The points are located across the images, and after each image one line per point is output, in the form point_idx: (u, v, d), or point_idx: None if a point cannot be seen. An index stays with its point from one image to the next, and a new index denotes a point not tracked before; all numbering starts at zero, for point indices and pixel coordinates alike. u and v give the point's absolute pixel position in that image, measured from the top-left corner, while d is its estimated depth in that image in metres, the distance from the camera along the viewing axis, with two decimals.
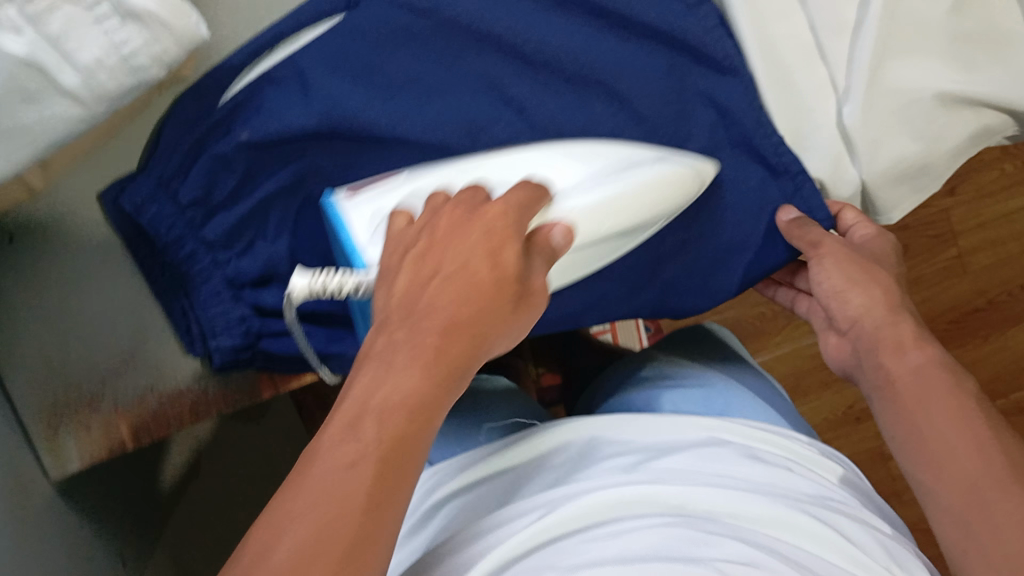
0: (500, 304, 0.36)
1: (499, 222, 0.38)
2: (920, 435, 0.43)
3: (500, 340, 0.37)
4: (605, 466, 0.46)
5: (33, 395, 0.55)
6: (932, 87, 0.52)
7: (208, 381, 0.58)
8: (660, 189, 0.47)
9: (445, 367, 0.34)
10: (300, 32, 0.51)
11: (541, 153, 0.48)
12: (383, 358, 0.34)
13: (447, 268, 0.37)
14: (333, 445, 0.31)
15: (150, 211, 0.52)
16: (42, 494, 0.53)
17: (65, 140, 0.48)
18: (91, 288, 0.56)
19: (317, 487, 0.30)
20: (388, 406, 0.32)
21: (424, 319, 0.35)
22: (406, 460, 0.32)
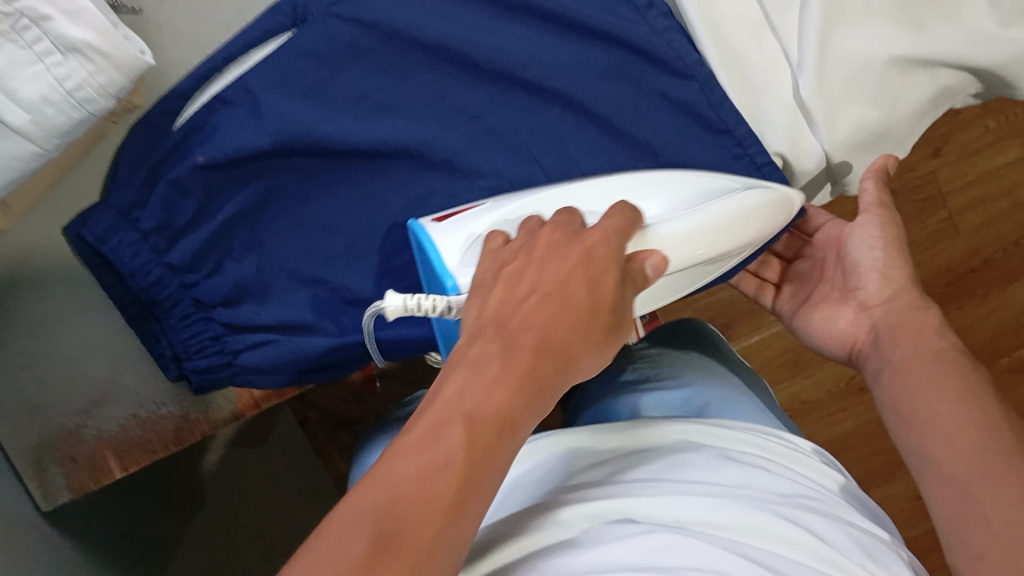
0: (593, 327, 0.36)
1: (599, 248, 0.38)
2: (923, 416, 0.43)
3: (591, 365, 0.37)
4: (582, 478, 0.44)
5: (16, 434, 0.54)
6: (885, 54, 0.50)
7: (189, 405, 0.58)
8: (758, 222, 0.46)
9: (536, 383, 0.34)
10: (249, 52, 0.50)
11: (623, 184, 0.48)
12: (478, 365, 0.33)
13: (542, 289, 0.36)
14: (418, 446, 0.30)
15: (114, 241, 0.50)
16: (33, 529, 0.53)
17: (20, 179, 0.48)
18: (63, 323, 0.55)
19: (399, 484, 0.29)
20: (477, 414, 0.31)
21: (520, 333, 0.35)
22: (489, 468, 0.31)
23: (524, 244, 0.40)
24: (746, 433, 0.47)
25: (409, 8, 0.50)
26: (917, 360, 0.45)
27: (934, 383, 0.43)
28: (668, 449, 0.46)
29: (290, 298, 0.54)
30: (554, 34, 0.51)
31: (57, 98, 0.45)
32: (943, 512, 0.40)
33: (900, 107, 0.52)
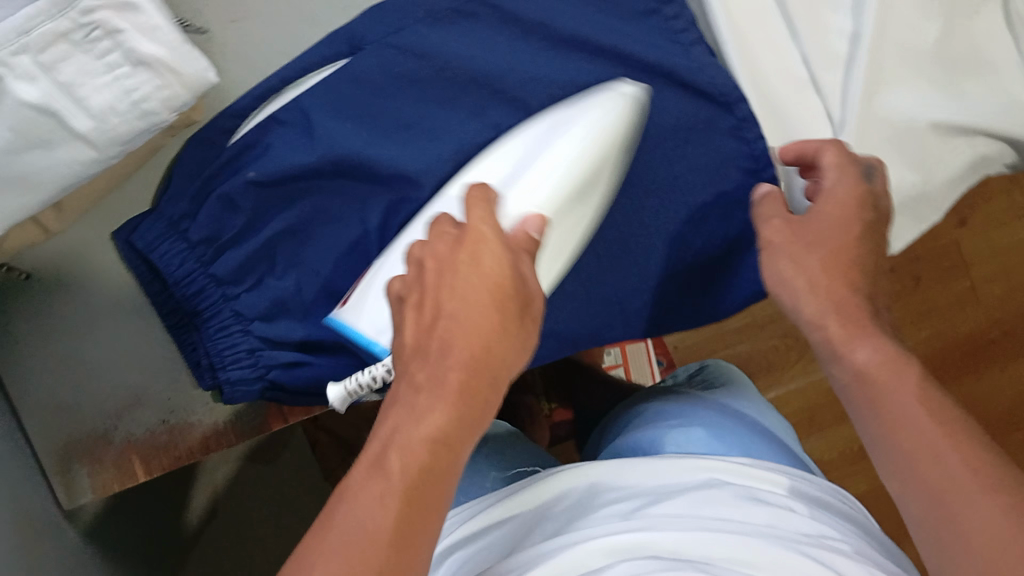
0: (505, 321, 0.37)
1: (476, 234, 0.39)
2: (888, 427, 0.38)
3: (513, 354, 0.38)
4: (604, 513, 0.45)
5: (46, 430, 0.56)
6: (927, 117, 0.53)
7: (222, 416, 0.58)
8: (590, 146, 0.48)
9: (467, 400, 0.36)
10: (306, 74, 0.52)
11: (500, 157, 0.50)
12: (407, 399, 0.35)
13: (446, 301, 0.37)
14: (360, 487, 0.33)
15: (163, 248, 0.52)
16: (50, 527, 0.54)
17: (76, 184, 0.49)
18: (104, 325, 0.56)
19: (344, 527, 0.32)
20: (410, 444, 0.34)
21: (443, 351, 0.36)
22: (428, 496, 0.33)
23: (414, 275, 0.40)
24: (769, 474, 0.48)
25: (457, 41, 0.52)
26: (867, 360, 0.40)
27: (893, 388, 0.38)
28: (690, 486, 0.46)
29: (324, 314, 0.55)
30: (604, 75, 0.52)
31: (124, 109, 0.47)
32: (927, 537, 0.35)
33: (931, 168, 0.54)
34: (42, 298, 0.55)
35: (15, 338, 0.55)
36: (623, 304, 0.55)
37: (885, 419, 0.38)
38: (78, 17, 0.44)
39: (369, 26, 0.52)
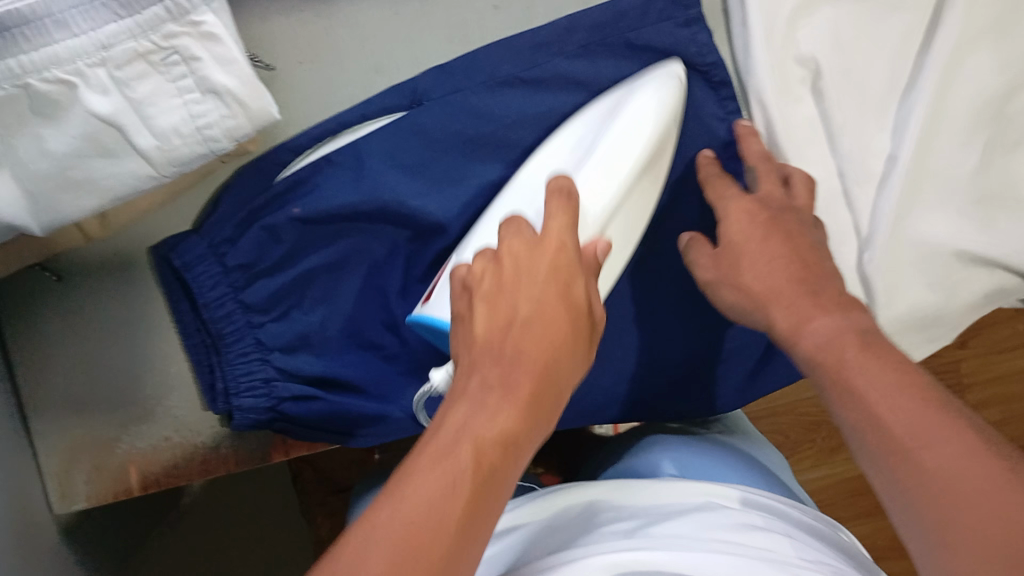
0: (574, 330, 0.41)
1: (560, 255, 0.43)
2: (854, 403, 0.40)
3: (574, 369, 0.41)
4: (609, 531, 0.45)
5: (51, 431, 0.57)
6: (953, 245, 0.57)
7: (225, 440, 0.58)
8: (662, 109, 0.50)
9: (532, 410, 0.38)
10: (363, 122, 0.55)
11: (564, 146, 0.53)
12: (478, 394, 0.37)
13: (521, 307, 0.41)
14: (426, 470, 0.34)
15: (200, 270, 0.53)
16: (44, 527, 0.55)
17: (127, 198, 0.51)
18: (125, 336, 0.57)
19: (412, 504, 0.32)
20: (482, 440, 0.35)
21: (513, 362, 0.39)
22: (492, 496, 0.34)
23: (487, 272, 0.43)
24: (765, 502, 0.48)
25: (514, 109, 0.55)
26: (827, 359, 0.43)
27: (865, 359, 0.41)
28: (693, 509, 0.47)
29: (344, 352, 0.57)
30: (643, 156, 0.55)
31: (187, 133, 0.49)
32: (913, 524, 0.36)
33: (937, 289, 0.58)
34: (70, 301, 0.57)
35: (37, 336, 0.56)
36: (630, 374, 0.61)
37: (849, 395, 0.41)
38: (160, 40, 0.46)
39: (432, 83, 0.55)
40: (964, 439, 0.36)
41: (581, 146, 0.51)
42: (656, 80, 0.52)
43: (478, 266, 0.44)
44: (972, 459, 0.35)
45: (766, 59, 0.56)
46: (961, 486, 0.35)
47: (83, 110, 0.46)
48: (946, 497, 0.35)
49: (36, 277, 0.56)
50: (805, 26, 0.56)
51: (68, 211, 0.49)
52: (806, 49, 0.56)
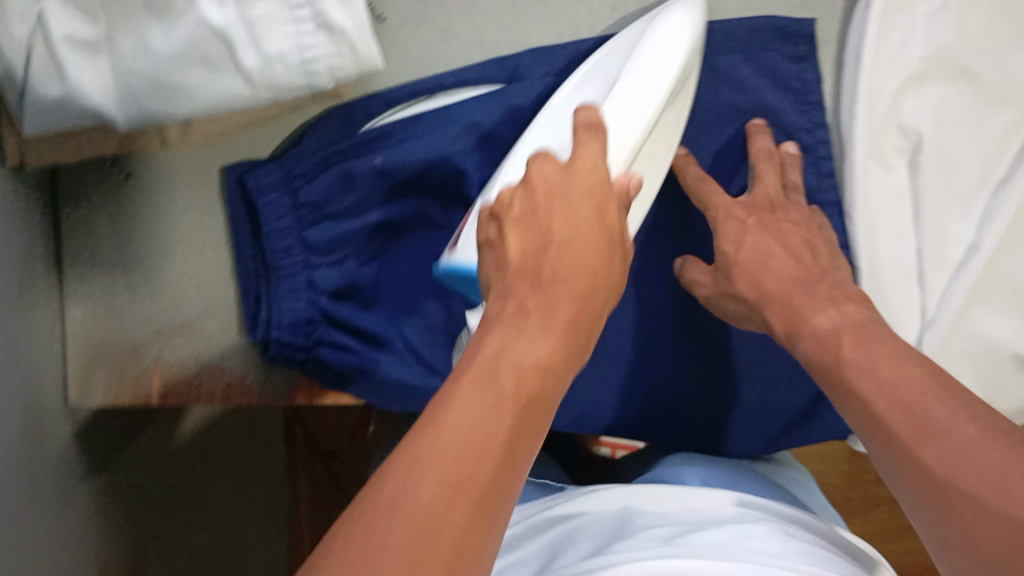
0: (606, 269, 0.41)
1: (591, 179, 0.43)
2: (866, 417, 0.42)
3: (607, 298, 0.41)
4: (644, 535, 0.49)
5: (83, 322, 0.57)
6: (1012, 346, 0.57)
7: (253, 372, 0.58)
8: (684, 41, 0.50)
9: (570, 337, 0.37)
10: (460, 87, 0.56)
11: (592, 87, 0.52)
12: (516, 322, 0.36)
13: (561, 232, 0.41)
14: (469, 390, 0.32)
15: (268, 200, 0.53)
16: (54, 418, 0.55)
17: (216, 112, 0.50)
18: (180, 246, 0.57)
19: (455, 426, 0.31)
20: (524, 367, 0.34)
21: (553, 287, 0.38)
22: (538, 409, 0.34)
23: (517, 196, 0.43)
24: (785, 520, 0.51)
25: None
26: (826, 360, 0.45)
27: (870, 366, 0.43)
28: (725, 519, 0.51)
29: (388, 309, 0.57)
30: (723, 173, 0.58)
31: (292, 62, 0.49)
32: (926, 511, 0.38)
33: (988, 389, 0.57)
34: (132, 202, 0.56)
35: (92, 230, 0.56)
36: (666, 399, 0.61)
37: (858, 406, 0.43)
38: None
39: (533, 63, 0.56)
40: (971, 433, 0.37)
41: (600, 90, 0.51)
42: (673, 17, 0.51)
43: (511, 195, 0.43)
44: (975, 453, 0.36)
45: (865, 124, 0.55)
46: (968, 486, 0.36)
47: (198, 17, 0.46)
48: (948, 468, 0.37)
49: (103, 173, 0.56)
50: (915, 97, 0.56)
51: (160, 112, 0.49)
52: (909, 120, 0.56)
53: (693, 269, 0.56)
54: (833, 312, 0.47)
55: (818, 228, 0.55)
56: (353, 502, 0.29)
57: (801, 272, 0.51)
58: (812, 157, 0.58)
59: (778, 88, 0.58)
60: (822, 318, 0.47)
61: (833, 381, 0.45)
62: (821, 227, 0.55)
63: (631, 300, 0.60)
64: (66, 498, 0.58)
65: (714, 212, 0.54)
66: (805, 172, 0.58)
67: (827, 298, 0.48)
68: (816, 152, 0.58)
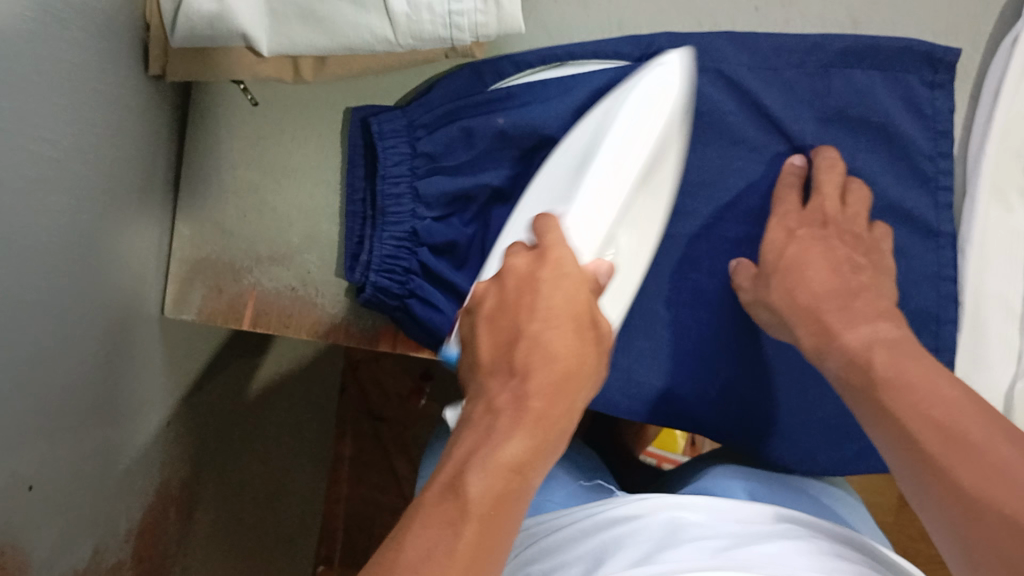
0: (583, 349, 0.42)
1: (566, 268, 0.44)
2: (899, 438, 0.43)
3: (585, 385, 0.42)
4: (693, 547, 0.47)
5: (191, 237, 0.59)
6: None
7: (342, 311, 0.59)
8: (656, 118, 0.50)
9: (546, 428, 0.39)
10: (591, 59, 0.57)
11: (564, 167, 0.53)
12: (487, 425, 0.39)
13: (530, 322, 0.42)
14: (429, 512, 0.35)
15: (388, 146, 0.55)
16: (147, 320, 0.57)
17: (355, 50, 0.51)
18: (294, 178, 0.58)
19: (413, 550, 0.33)
20: (494, 467, 0.36)
21: (527, 381, 0.40)
22: (509, 509, 0.36)
23: (490, 290, 0.45)
24: (838, 545, 0.49)
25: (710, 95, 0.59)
26: (857, 376, 0.47)
27: (908, 381, 0.44)
28: (777, 534, 0.49)
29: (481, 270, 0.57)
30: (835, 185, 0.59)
31: (438, 11, 0.50)
32: (955, 530, 0.39)
33: None
34: (260, 126, 0.58)
35: (213, 151, 0.58)
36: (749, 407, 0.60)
37: (896, 426, 0.44)
38: None
39: (668, 41, 0.56)
40: (1012, 456, 0.39)
41: (575, 165, 0.52)
42: (656, 75, 0.51)
43: (485, 290, 0.45)
44: (1010, 477, 0.38)
45: (992, 157, 0.58)
46: (1006, 509, 0.37)
47: None
48: (986, 492, 0.38)
49: (236, 99, 0.58)
50: None
51: (300, 39, 0.50)
52: None
53: (734, 274, 0.58)
54: (868, 328, 0.48)
55: (871, 247, 0.56)
56: None
57: (837, 284, 0.53)
58: (932, 186, 0.59)
59: (910, 111, 0.58)
60: (853, 334, 0.48)
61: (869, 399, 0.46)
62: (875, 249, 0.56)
63: (726, 301, 0.60)
64: (140, 409, 0.59)
65: (776, 211, 0.58)
66: (920, 199, 0.59)
67: (863, 314, 0.50)
68: (936, 181, 0.59)
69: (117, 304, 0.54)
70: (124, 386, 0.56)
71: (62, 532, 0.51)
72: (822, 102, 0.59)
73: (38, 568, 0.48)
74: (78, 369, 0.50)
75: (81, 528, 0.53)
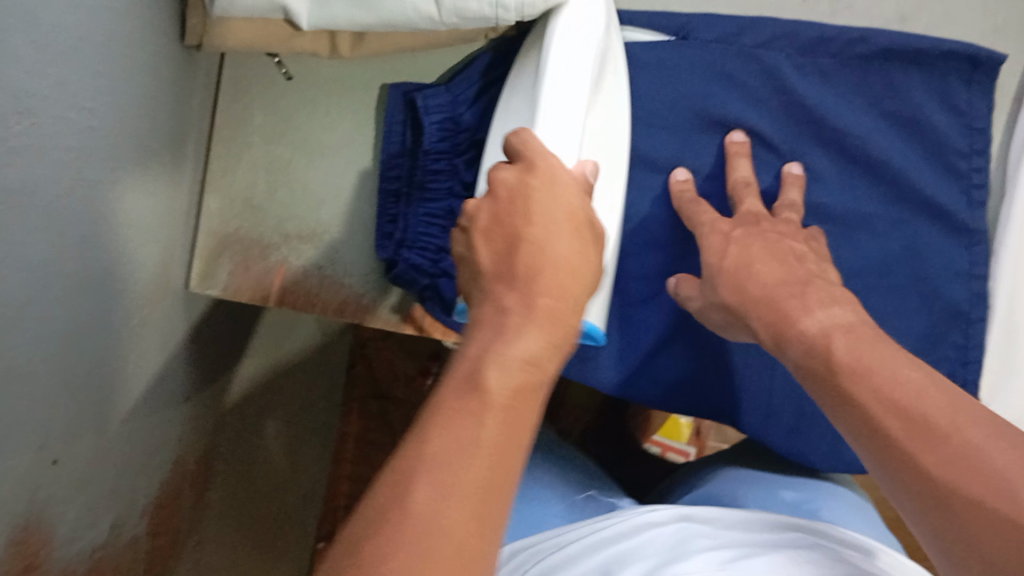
0: (580, 249, 0.40)
1: (554, 171, 0.42)
2: (862, 425, 0.40)
3: (590, 286, 0.40)
4: (705, 556, 0.45)
5: (218, 212, 0.58)
6: None
7: (371, 292, 0.58)
8: (592, 23, 0.51)
9: (555, 324, 0.37)
10: (630, 30, 0.60)
11: (516, 97, 0.53)
12: (498, 323, 0.36)
13: (528, 223, 0.40)
14: (452, 400, 0.32)
15: (433, 120, 0.55)
16: (172, 294, 0.57)
17: (396, 26, 0.50)
18: (327, 153, 0.58)
19: (442, 435, 0.30)
20: (515, 361, 0.34)
21: (530, 280, 0.38)
22: (527, 405, 0.33)
23: (481, 206, 0.43)
24: (840, 547, 0.48)
25: (749, 85, 0.58)
26: (817, 363, 0.43)
27: (867, 366, 0.41)
28: (787, 540, 0.48)
29: None
30: (869, 182, 0.59)
31: None
32: (926, 525, 0.36)
33: None
34: (292, 101, 0.57)
35: (245, 124, 0.58)
36: (772, 403, 0.60)
37: (849, 407, 0.41)
38: None
39: (704, 25, 0.59)
40: (976, 438, 0.35)
41: (528, 94, 0.51)
42: None
43: (476, 206, 0.42)
44: (974, 457, 0.34)
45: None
46: (967, 491, 0.34)
47: None
48: (956, 478, 0.34)
49: (269, 72, 0.57)
50: None
51: (341, 12, 0.49)
52: None
53: (676, 289, 0.56)
54: (822, 314, 0.45)
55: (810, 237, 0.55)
56: (349, 522, 0.29)
57: (786, 274, 0.49)
58: (966, 183, 0.59)
59: (947, 107, 0.58)
60: (810, 321, 0.45)
61: (828, 394, 0.42)
62: (813, 239, 0.55)
63: None
64: (158, 391, 0.58)
65: (701, 227, 0.55)
66: (954, 196, 0.59)
67: (817, 300, 0.46)
68: (970, 178, 0.59)
69: (143, 280, 0.53)
70: (145, 362, 0.55)
71: (84, 506, 0.50)
72: (862, 95, 0.58)
73: (60, 543, 0.48)
74: (103, 339, 0.49)
75: (102, 503, 0.52)
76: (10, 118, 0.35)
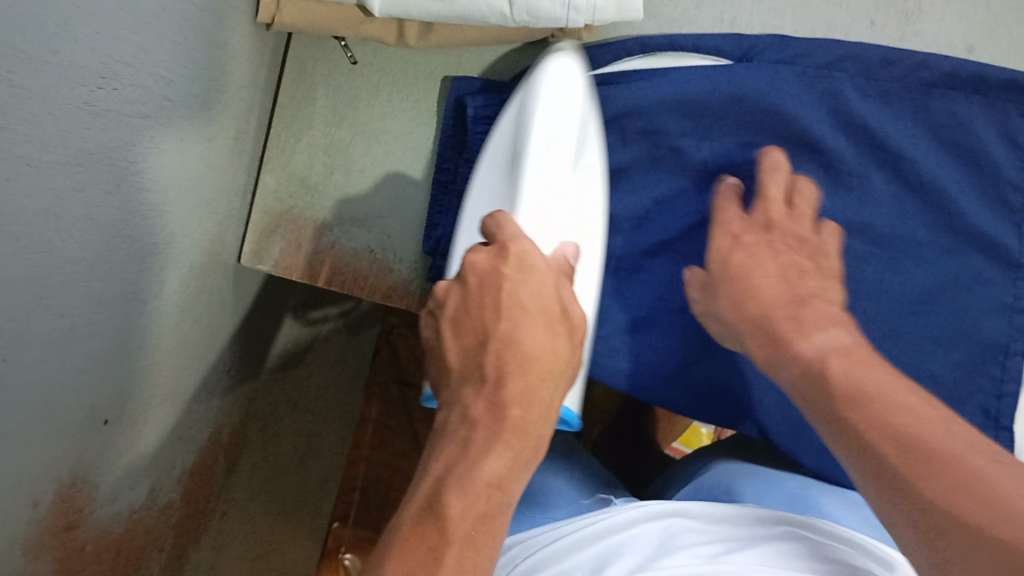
0: (549, 347, 0.41)
1: (526, 263, 0.43)
2: (868, 452, 0.40)
3: (560, 384, 0.41)
4: (692, 555, 0.44)
5: (273, 190, 0.59)
6: None
7: (419, 279, 0.59)
8: (564, 106, 0.50)
9: (521, 438, 0.39)
10: (689, 54, 0.60)
11: (491, 175, 0.52)
12: (464, 438, 0.39)
13: (497, 321, 0.41)
14: (415, 526, 0.36)
15: (479, 130, 0.56)
16: (224, 266, 0.58)
17: (467, 19, 0.51)
18: (386, 140, 0.59)
19: (402, 560, 0.35)
20: (478, 480, 0.37)
21: (495, 391, 0.39)
22: (487, 527, 0.37)
23: (457, 292, 0.44)
24: (835, 542, 0.47)
25: (809, 101, 0.58)
26: (820, 387, 0.45)
27: (878, 395, 0.41)
28: (771, 535, 0.47)
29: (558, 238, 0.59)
30: (922, 209, 0.59)
31: None
32: (927, 543, 0.36)
33: None
34: (357, 86, 0.59)
35: (308, 104, 0.59)
36: None
37: (856, 434, 0.41)
38: None
39: (770, 46, 0.59)
40: (988, 470, 0.35)
41: (504, 174, 0.50)
42: (552, 77, 0.50)
43: (449, 292, 0.44)
44: (985, 486, 0.34)
45: None
46: (975, 513, 0.34)
47: None
48: (967, 500, 0.34)
49: (336, 58, 0.58)
50: None
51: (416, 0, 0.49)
52: None
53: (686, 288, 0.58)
54: (825, 335, 0.47)
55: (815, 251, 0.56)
56: None
57: (783, 287, 0.52)
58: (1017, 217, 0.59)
59: (1005, 139, 0.58)
60: (808, 343, 0.47)
61: (835, 412, 0.43)
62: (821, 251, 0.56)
63: None
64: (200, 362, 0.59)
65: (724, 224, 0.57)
66: (1002, 229, 0.59)
67: (823, 320, 0.49)
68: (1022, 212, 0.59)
69: (198, 253, 0.54)
70: (189, 330, 0.56)
71: (125, 468, 0.51)
72: (924, 121, 0.58)
73: (103, 500, 0.49)
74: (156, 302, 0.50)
75: (142, 466, 0.53)
76: (93, 80, 0.36)
